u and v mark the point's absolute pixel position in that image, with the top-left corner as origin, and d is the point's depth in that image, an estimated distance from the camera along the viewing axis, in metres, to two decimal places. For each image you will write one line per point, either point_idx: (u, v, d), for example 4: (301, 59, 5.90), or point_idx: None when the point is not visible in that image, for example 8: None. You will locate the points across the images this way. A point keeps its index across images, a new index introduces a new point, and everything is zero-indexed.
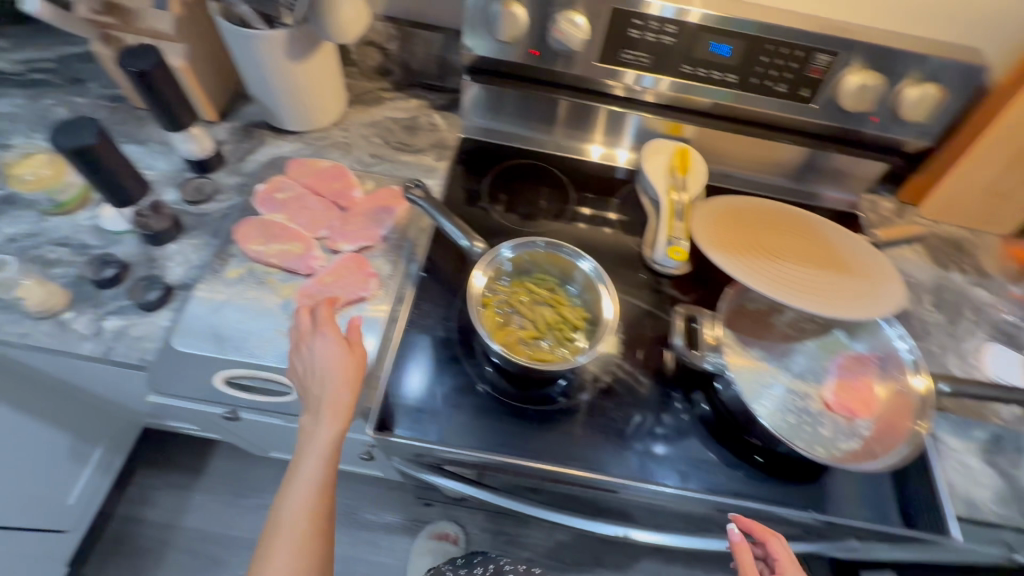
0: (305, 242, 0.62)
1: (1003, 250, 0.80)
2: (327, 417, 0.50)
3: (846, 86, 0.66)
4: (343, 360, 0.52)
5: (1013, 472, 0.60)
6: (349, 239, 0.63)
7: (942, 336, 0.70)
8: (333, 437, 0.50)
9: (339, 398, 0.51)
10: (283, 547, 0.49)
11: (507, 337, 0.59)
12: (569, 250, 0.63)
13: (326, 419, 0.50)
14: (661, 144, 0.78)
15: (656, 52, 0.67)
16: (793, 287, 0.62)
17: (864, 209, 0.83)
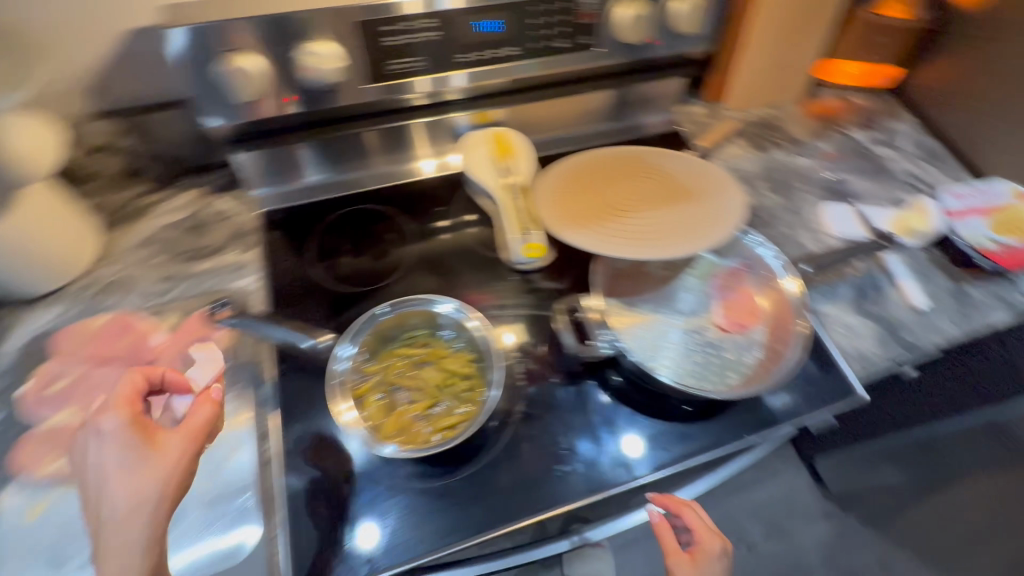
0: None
1: (803, 114, 0.86)
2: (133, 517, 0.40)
3: (621, 20, 0.64)
4: (143, 460, 0.41)
5: (881, 313, 0.67)
6: (165, 399, 0.52)
7: (786, 216, 0.74)
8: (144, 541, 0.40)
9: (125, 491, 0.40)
10: None
11: (400, 420, 0.53)
12: (425, 299, 0.58)
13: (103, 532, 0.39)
14: (475, 135, 0.73)
15: (425, 52, 0.60)
16: (649, 235, 0.62)
17: (682, 123, 0.85)
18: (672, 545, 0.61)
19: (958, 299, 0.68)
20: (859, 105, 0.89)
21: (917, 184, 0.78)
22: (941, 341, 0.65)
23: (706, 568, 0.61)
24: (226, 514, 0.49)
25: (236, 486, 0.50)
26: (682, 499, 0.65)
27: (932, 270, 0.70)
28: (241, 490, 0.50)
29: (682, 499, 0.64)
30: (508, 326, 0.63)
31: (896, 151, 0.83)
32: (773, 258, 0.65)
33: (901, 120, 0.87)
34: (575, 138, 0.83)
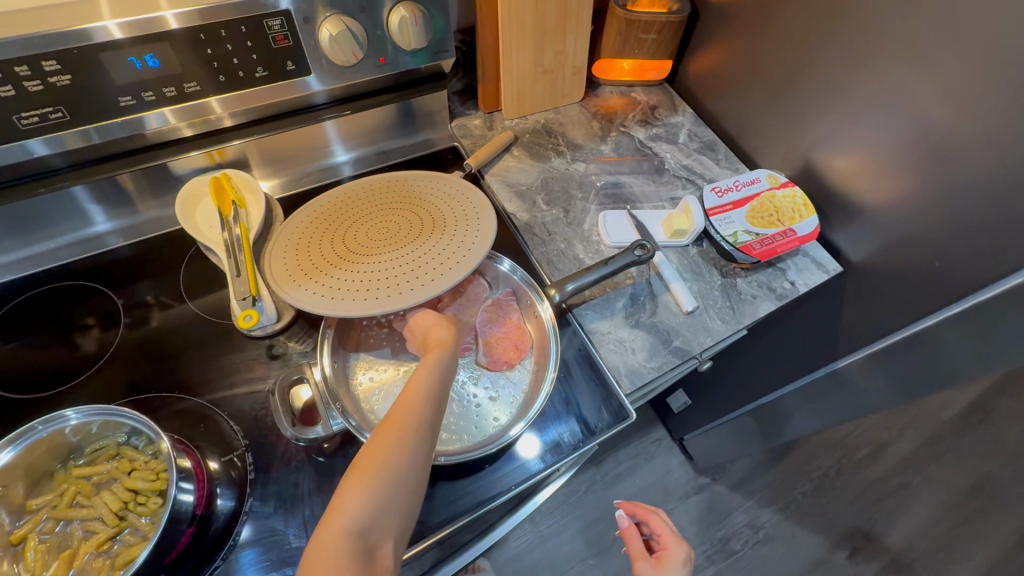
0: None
1: (585, 115, 0.84)
2: (408, 440, 0.42)
3: (322, 41, 0.56)
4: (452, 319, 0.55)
5: (653, 321, 0.65)
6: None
7: (563, 229, 0.71)
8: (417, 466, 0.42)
9: (416, 434, 0.43)
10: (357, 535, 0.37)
11: (68, 563, 0.43)
12: (68, 413, 0.45)
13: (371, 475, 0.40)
14: (197, 182, 0.63)
15: (63, 99, 0.49)
16: (385, 282, 0.55)
17: (460, 138, 0.80)
18: (639, 550, 0.63)
19: (726, 294, 0.69)
20: (641, 100, 0.88)
21: (692, 178, 0.79)
22: (710, 342, 0.65)
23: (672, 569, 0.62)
24: None
25: None
26: (652, 509, 0.70)
27: (702, 267, 0.70)
28: None
29: (650, 508, 0.70)
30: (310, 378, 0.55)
31: (674, 146, 0.83)
32: (521, 278, 0.63)
33: (681, 112, 0.88)
34: (373, 155, 0.78)
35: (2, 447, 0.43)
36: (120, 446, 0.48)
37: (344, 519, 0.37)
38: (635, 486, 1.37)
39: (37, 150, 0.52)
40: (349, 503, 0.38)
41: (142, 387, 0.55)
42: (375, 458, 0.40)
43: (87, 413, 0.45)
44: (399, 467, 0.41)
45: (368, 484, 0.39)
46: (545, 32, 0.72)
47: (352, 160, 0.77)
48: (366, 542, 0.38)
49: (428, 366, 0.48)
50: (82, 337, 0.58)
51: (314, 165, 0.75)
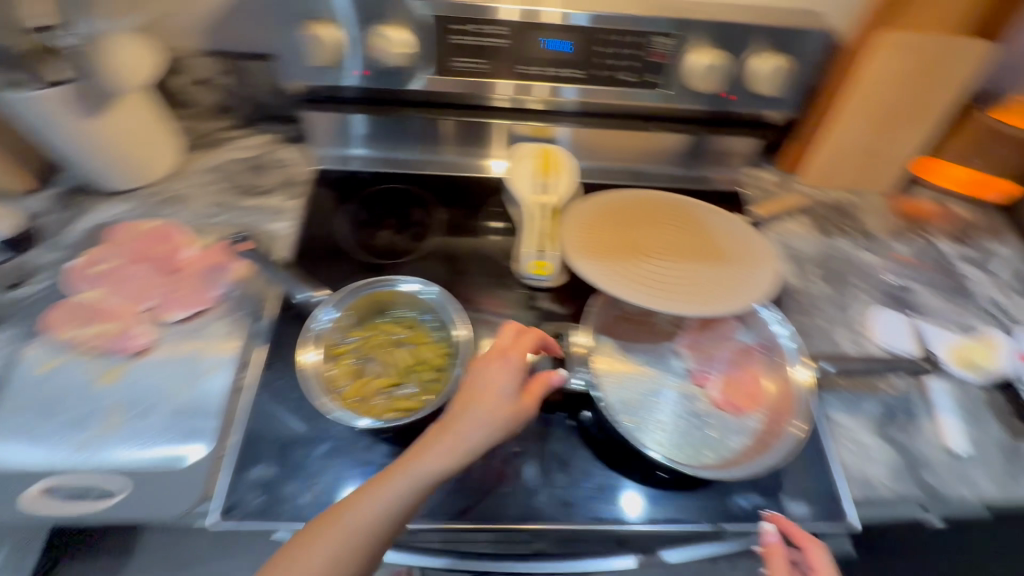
0: (126, 319, 0.57)
1: (886, 209, 0.79)
2: (378, 497, 0.42)
3: (692, 67, 0.63)
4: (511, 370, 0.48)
5: (906, 443, 0.59)
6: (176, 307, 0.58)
7: (830, 309, 0.68)
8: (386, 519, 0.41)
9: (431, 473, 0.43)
10: (320, 554, 0.40)
11: (362, 388, 0.55)
12: (409, 280, 0.59)
13: (402, 481, 0.43)
14: (527, 147, 0.74)
15: (490, 56, 0.63)
16: (660, 288, 0.60)
17: (747, 186, 0.81)
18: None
19: (1009, 456, 0.58)
20: (957, 215, 0.79)
21: (999, 315, 0.69)
22: (971, 496, 0.56)
23: None
24: (182, 437, 0.52)
25: (199, 409, 0.53)
26: None
27: (986, 416, 0.61)
28: (202, 414, 0.53)
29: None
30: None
31: (985, 274, 0.73)
32: (789, 343, 0.60)
33: (1003, 243, 0.77)
34: (632, 173, 0.82)
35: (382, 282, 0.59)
36: (415, 321, 0.60)
37: (344, 519, 0.41)
38: None
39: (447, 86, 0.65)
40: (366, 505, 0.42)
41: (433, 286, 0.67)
42: (403, 471, 0.43)
43: (425, 288, 0.59)
44: (353, 526, 0.41)
45: (401, 488, 0.42)
46: (891, 115, 0.70)
47: (620, 172, 0.82)
48: (355, 532, 0.41)
49: (466, 418, 0.46)
50: (383, 232, 0.71)
51: (592, 165, 0.81)
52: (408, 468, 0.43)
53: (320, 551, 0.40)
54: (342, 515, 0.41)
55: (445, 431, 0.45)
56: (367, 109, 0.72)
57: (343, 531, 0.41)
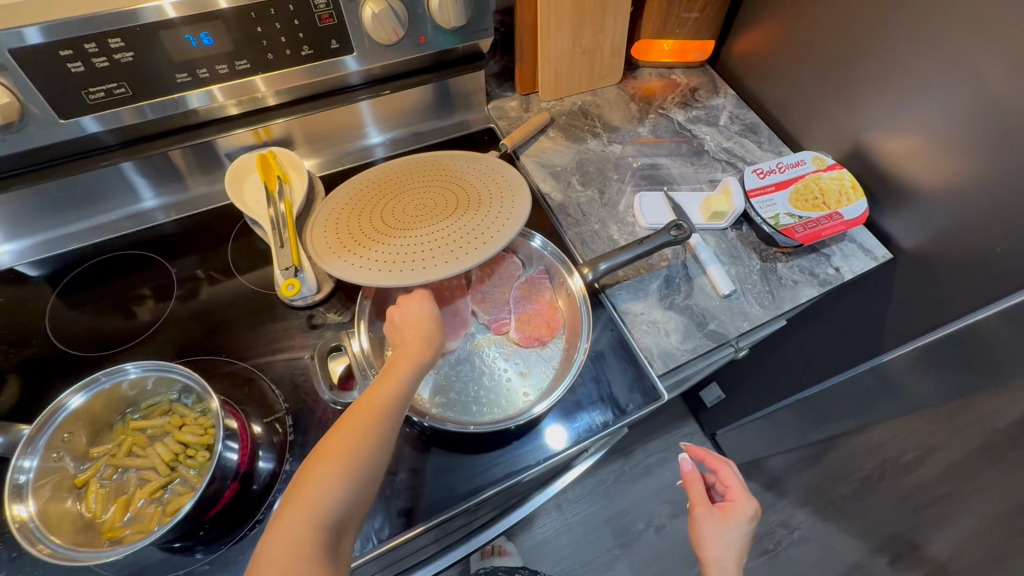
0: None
1: (623, 98, 0.83)
2: (376, 422, 0.45)
3: (365, 19, 0.57)
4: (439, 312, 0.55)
5: (688, 304, 0.64)
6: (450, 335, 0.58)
7: (598, 210, 0.71)
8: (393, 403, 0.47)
9: (394, 406, 0.47)
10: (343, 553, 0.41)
11: (125, 507, 0.46)
12: (128, 367, 0.48)
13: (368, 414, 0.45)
14: (245, 159, 0.65)
15: (127, 76, 0.52)
16: (419, 257, 0.56)
17: (496, 119, 0.80)
18: (701, 496, 0.67)
19: (764, 278, 0.67)
20: (681, 82, 0.86)
21: (732, 160, 0.77)
22: (747, 326, 0.63)
23: (733, 520, 0.65)
24: None
25: None
26: (721, 460, 0.73)
27: (742, 251, 0.69)
28: None
29: (720, 458, 0.73)
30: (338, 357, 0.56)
31: (714, 128, 0.81)
32: (553, 254, 0.63)
33: (723, 94, 0.86)
34: (410, 137, 0.80)
35: (71, 394, 0.46)
36: (172, 403, 0.51)
37: (293, 514, 0.40)
38: (665, 479, 1.35)
39: (148, 115, 0.56)
40: (304, 507, 0.41)
41: (195, 349, 0.58)
42: (341, 447, 0.43)
43: (142, 367, 0.48)
44: (323, 495, 0.41)
45: (368, 425, 0.45)
46: (585, 10, 0.71)
47: (386, 143, 0.79)
48: (360, 493, 0.43)
49: (427, 323, 0.53)
50: (139, 307, 0.62)
51: (334, 152, 0.76)
52: (366, 412, 0.45)
53: (341, 488, 0.42)
54: (318, 509, 0.41)
55: (364, 412, 0.45)
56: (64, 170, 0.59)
57: (319, 475, 0.42)
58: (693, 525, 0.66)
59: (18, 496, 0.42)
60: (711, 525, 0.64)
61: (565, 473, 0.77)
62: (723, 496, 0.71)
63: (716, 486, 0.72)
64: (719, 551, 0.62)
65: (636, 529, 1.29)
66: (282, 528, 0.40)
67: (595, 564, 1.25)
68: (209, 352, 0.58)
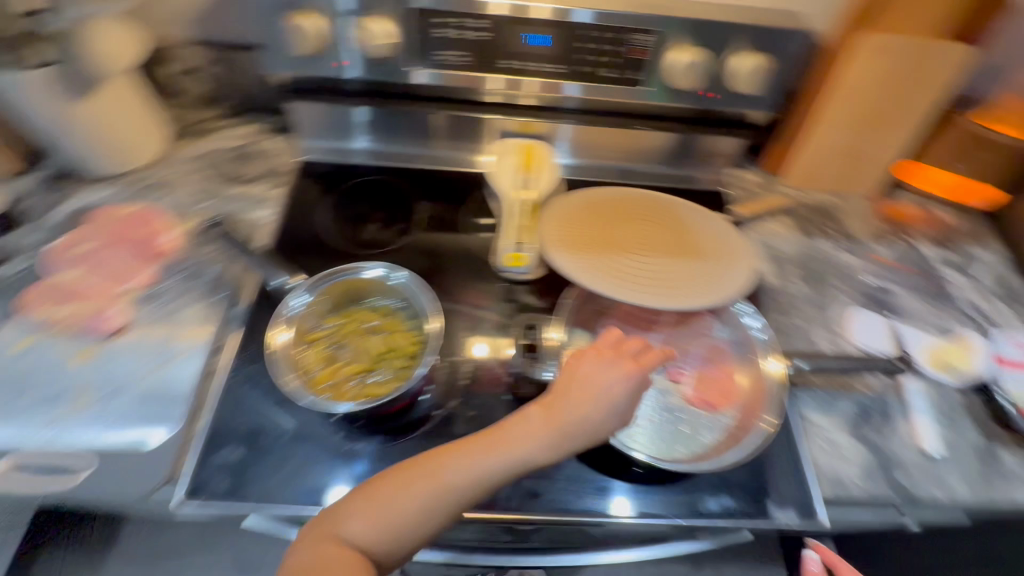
0: (101, 300, 0.57)
1: (870, 211, 0.79)
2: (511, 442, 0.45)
3: (672, 64, 0.63)
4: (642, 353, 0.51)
5: (879, 442, 0.59)
6: None
7: (808, 308, 0.68)
8: (530, 436, 0.46)
9: (544, 435, 0.46)
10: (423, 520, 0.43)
11: (330, 373, 0.55)
12: (400, 273, 0.60)
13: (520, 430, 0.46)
14: (509, 142, 0.75)
15: (473, 50, 0.63)
16: (633, 280, 0.60)
17: (731, 187, 0.81)
18: None
19: (981, 457, 0.58)
20: (941, 219, 0.80)
21: (979, 319, 0.69)
22: (942, 496, 0.56)
23: None
24: (150, 420, 0.52)
25: (170, 399, 0.53)
26: None
27: (961, 416, 0.61)
28: (172, 402, 0.53)
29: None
30: (482, 337, 0.62)
31: (966, 278, 0.73)
32: (756, 334, 0.62)
33: (986, 248, 0.77)
34: (647, 174, 0.83)
35: (372, 268, 0.60)
36: (390, 309, 0.60)
37: (379, 497, 0.43)
38: None
39: (471, 84, 0.66)
40: (416, 470, 0.44)
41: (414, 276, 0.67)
42: (488, 443, 0.46)
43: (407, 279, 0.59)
44: (445, 474, 0.44)
45: (503, 444, 0.46)
46: (873, 115, 0.70)
47: (612, 170, 0.82)
48: (450, 484, 0.44)
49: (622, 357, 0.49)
50: (366, 226, 0.71)
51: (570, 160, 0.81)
52: (508, 430, 0.46)
53: (455, 475, 0.44)
54: (405, 496, 0.43)
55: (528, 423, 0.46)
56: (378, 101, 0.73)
57: (458, 454, 0.45)
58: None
59: (281, 324, 0.55)
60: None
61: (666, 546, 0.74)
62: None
63: None
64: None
65: None
66: (415, 468, 0.45)
67: None
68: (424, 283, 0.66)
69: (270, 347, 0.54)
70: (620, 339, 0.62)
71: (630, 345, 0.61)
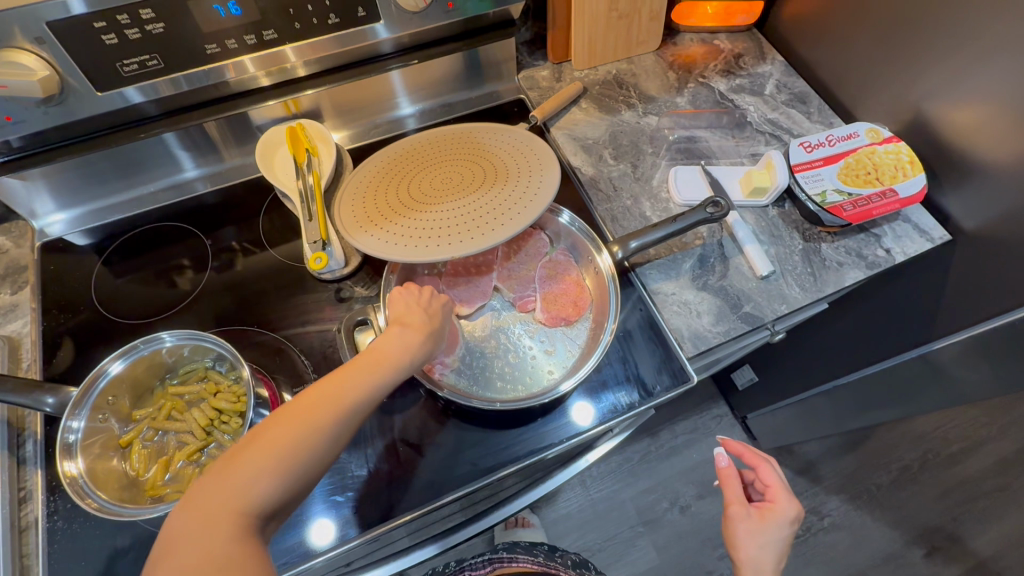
0: None
1: (661, 65, 0.78)
2: (298, 459, 0.38)
3: None
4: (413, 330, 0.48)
5: (723, 285, 0.61)
6: (466, 301, 0.58)
7: (630, 185, 0.68)
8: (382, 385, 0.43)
9: (358, 403, 0.41)
10: None
11: (165, 468, 0.49)
12: (164, 335, 0.50)
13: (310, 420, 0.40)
14: (273, 134, 0.65)
15: (158, 47, 0.53)
16: (442, 233, 0.56)
17: (527, 90, 0.77)
18: (736, 494, 0.63)
19: (806, 259, 0.63)
20: (724, 48, 0.81)
21: (777, 133, 0.72)
22: (786, 310, 0.60)
23: (774, 525, 0.62)
24: None
25: None
26: (763, 457, 0.68)
27: (783, 230, 0.65)
28: None
29: (762, 455, 0.68)
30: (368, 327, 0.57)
31: (759, 98, 0.76)
32: (581, 231, 0.60)
33: (770, 61, 0.80)
34: (439, 108, 0.78)
35: (113, 360, 0.48)
36: (207, 369, 0.53)
37: (392, 350, 0.45)
38: (692, 460, 1.33)
39: (184, 86, 0.57)
40: (394, 339, 0.46)
41: (230, 319, 0.60)
42: None
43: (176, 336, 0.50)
44: None
45: None
46: None
47: (418, 113, 0.77)
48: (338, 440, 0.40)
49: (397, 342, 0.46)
50: (133, 292, 0.62)
51: (365, 124, 0.75)
52: (313, 417, 0.39)
53: None
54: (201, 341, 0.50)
55: (323, 408, 0.40)
56: (99, 144, 0.60)
57: None
58: (727, 524, 0.63)
59: (68, 455, 0.45)
60: (747, 526, 0.61)
61: (592, 452, 0.78)
62: (761, 495, 0.67)
63: (755, 484, 0.68)
64: (752, 554, 0.59)
65: (660, 509, 1.29)
66: None
67: (617, 540, 1.26)
68: (244, 323, 0.60)
69: (66, 485, 0.43)
70: (457, 296, 0.58)
71: (464, 296, 0.58)
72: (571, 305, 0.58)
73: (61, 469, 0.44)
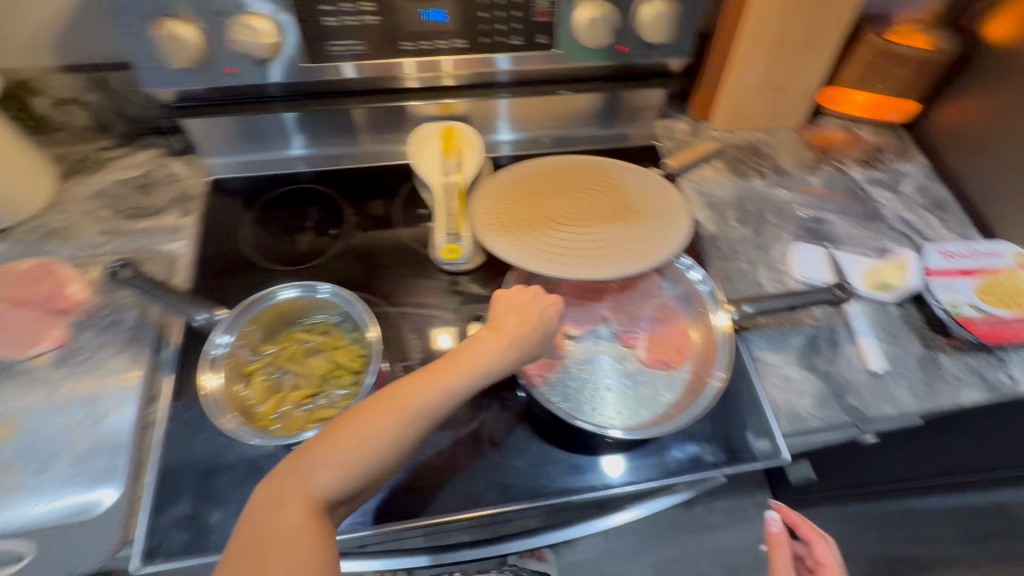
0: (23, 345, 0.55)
1: (799, 143, 0.79)
2: (361, 459, 0.40)
3: (579, 22, 0.60)
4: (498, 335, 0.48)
5: (830, 370, 0.60)
6: (576, 322, 0.61)
7: (750, 250, 0.68)
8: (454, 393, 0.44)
9: (424, 411, 0.42)
10: None
11: (278, 404, 0.52)
12: (318, 285, 0.57)
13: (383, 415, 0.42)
14: (425, 130, 0.70)
15: (364, 36, 0.59)
16: (567, 254, 0.59)
17: (662, 138, 0.80)
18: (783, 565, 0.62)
19: (924, 366, 0.61)
20: (866, 139, 0.81)
21: (910, 233, 0.71)
22: (893, 412, 0.58)
23: None
24: (95, 472, 0.50)
25: (112, 445, 0.51)
26: (820, 533, 0.67)
27: (902, 331, 0.63)
28: (114, 452, 0.51)
29: (819, 530, 0.67)
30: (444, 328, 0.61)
31: (895, 194, 0.75)
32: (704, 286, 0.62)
33: (910, 161, 0.80)
34: (559, 137, 0.79)
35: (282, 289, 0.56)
36: (331, 326, 0.58)
37: (480, 359, 0.45)
38: (723, 542, 1.27)
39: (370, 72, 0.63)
40: (485, 349, 0.46)
41: (353, 285, 0.64)
42: None
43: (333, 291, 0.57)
44: None
45: None
46: (785, 46, 0.69)
47: (542, 139, 0.80)
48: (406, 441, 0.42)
49: (478, 351, 0.46)
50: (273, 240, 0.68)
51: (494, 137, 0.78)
52: (383, 417, 0.41)
53: None
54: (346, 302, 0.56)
55: (391, 411, 0.42)
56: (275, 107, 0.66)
57: None
58: None
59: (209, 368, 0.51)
60: None
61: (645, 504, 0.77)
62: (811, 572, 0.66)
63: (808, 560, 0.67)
64: None
65: None
66: None
67: None
68: (365, 292, 0.64)
69: (202, 395, 0.50)
70: (567, 315, 0.61)
71: (573, 316, 0.61)
72: (674, 351, 0.59)
73: (203, 380, 0.51)
